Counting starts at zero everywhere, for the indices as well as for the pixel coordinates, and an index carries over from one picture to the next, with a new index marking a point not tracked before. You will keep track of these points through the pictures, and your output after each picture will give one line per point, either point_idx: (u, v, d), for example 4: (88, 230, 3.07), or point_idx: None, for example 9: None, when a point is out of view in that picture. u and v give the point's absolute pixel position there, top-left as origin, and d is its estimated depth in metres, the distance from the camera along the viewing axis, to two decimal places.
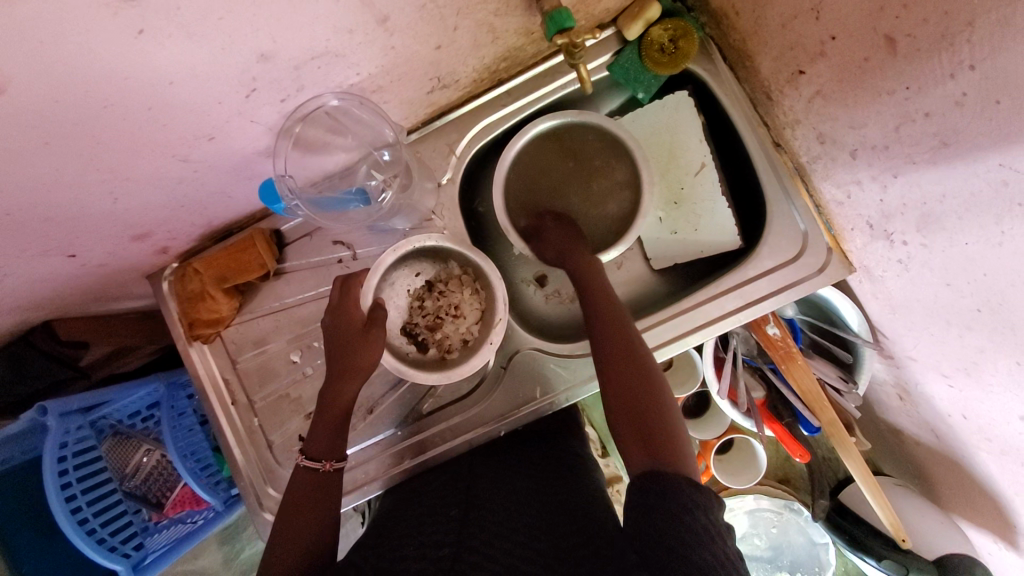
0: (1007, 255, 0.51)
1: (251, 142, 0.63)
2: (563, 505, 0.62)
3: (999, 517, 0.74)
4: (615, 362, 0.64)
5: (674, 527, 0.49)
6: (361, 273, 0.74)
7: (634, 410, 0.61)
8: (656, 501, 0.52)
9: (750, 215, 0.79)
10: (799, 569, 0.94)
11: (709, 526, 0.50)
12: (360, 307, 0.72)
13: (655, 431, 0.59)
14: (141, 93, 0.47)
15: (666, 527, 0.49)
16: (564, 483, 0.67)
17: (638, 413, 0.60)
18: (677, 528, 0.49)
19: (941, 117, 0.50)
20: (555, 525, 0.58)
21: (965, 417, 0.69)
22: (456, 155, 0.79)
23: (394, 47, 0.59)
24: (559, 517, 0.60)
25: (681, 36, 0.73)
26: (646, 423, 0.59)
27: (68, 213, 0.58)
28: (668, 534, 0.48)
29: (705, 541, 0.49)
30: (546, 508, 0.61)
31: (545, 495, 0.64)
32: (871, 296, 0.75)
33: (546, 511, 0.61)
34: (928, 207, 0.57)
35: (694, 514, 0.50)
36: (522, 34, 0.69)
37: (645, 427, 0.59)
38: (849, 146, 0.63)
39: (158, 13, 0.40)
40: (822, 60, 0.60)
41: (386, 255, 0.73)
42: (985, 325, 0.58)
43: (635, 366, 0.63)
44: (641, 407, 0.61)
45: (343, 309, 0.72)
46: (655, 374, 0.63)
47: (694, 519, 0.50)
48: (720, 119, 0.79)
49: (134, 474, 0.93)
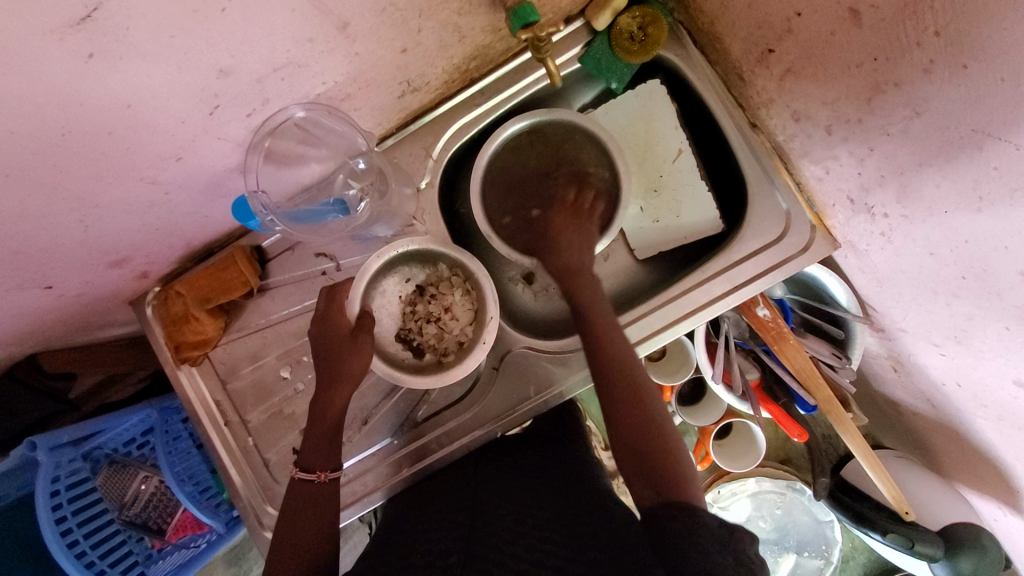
0: (987, 220, 0.50)
1: (221, 160, 0.62)
2: (577, 514, 0.60)
3: (1000, 481, 0.74)
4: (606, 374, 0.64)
5: (699, 558, 0.48)
6: (346, 282, 0.73)
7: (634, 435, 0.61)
8: (676, 539, 0.50)
9: (731, 198, 0.79)
10: (806, 548, 0.95)
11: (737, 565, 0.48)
12: (346, 313, 0.71)
13: (661, 463, 0.59)
14: (100, 117, 0.46)
15: (694, 559, 0.48)
16: (571, 488, 0.66)
17: (646, 449, 0.60)
18: (705, 564, 0.47)
19: (911, 87, 0.50)
20: (571, 534, 0.56)
21: (959, 385, 0.69)
22: (433, 158, 0.78)
23: (358, 54, 0.58)
24: (573, 527, 0.57)
25: (649, 23, 0.73)
26: (654, 456, 0.59)
27: (38, 246, 0.57)
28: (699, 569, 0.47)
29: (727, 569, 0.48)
30: (555, 514, 0.60)
31: (555, 501, 0.62)
32: (858, 270, 0.75)
33: (552, 513, 0.60)
34: (906, 177, 0.57)
35: (725, 554, 0.48)
36: (489, 31, 0.68)
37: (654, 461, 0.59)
38: (823, 122, 0.63)
39: (107, 37, 0.39)
40: (790, 38, 0.59)
41: (370, 262, 0.72)
42: (971, 291, 0.58)
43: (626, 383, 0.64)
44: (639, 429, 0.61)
45: (329, 317, 0.71)
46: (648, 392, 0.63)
47: (722, 557, 0.48)
48: (695, 104, 0.79)
49: (134, 503, 0.92)
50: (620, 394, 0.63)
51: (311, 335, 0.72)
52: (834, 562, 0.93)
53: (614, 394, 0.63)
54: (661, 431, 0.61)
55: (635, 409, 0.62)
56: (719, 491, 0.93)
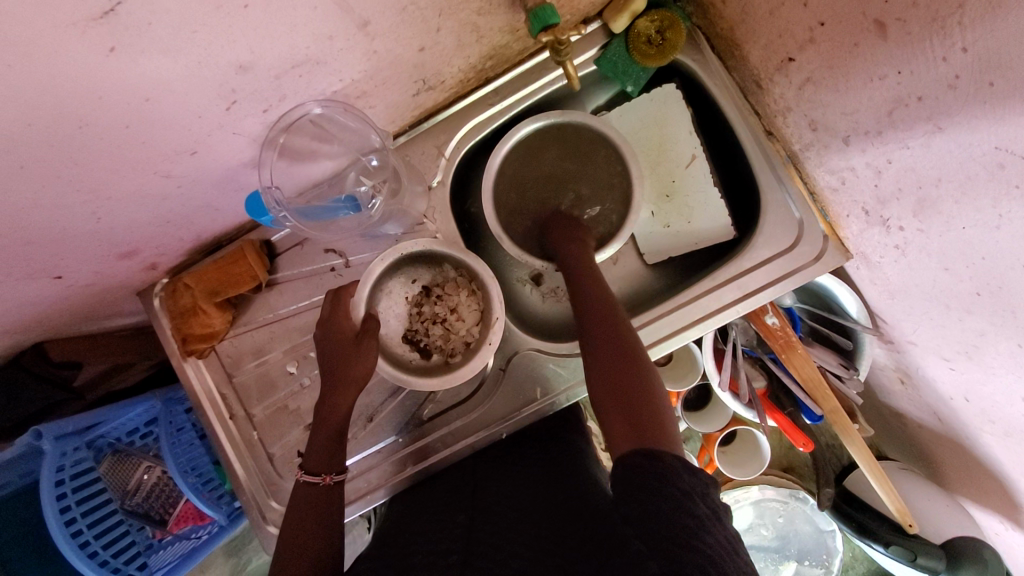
0: (1005, 237, 0.50)
1: (235, 154, 0.62)
2: (572, 506, 0.58)
3: (1005, 497, 0.74)
4: (596, 330, 0.65)
5: (675, 511, 0.46)
6: (351, 285, 0.73)
7: (620, 384, 0.60)
8: (646, 497, 0.48)
9: (743, 205, 0.78)
10: (807, 556, 0.95)
11: (708, 514, 0.48)
12: (350, 317, 0.71)
13: (641, 413, 0.57)
14: (117, 111, 0.46)
15: (671, 513, 0.46)
16: (568, 480, 0.64)
17: (626, 401, 0.59)
18: (673, 513, 0.46)
19: (934, 101, 0.49)
20: (567, 530, 0.54)
21: (967, 400, 0.69)
22: (445, 157, 0.78)
23: (376, 52, 0.57)
24: (570, 520, 0.56)
25: (667, 27, 0.72)
26: (634, 406, 0.58)
27: (49, 237, 0.57)
28: (677, 522, 0.45)
29: (704, 527, 0.46)
30: (552, 510, 0.58)
31: (552, 497, 0.61)
32: (869, 282, 0.75)
33: (551, 505, 0.59)
34: (924, 191, 0.56)
35: (696, 502, 0.48)
36: (507, 31, 0.67)
37: (633, 411, 0.57)
38: (841, 132, 0.62)
39: (129, 31, 0.39)
40: (812, 47, 0.59)
41: (374, 265, 0.72)
42: (985, 308, 0.58)
43: (616, 338, 0.64)
44: (627, 380, 0.60)
45: (333, 321, 0.71)
46: (638, 348, 0.63)
47: (694, 506, 0.47)
48: (710, 109, 0.78)
49: (136, 492, 0.92)
50: (609, 350, 0.63)
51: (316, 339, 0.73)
52: (834, 571, 0.93)
53: (602, 347, 0.64)
54: (646, 386, 0.60)
55: (621, 360, 0.62)
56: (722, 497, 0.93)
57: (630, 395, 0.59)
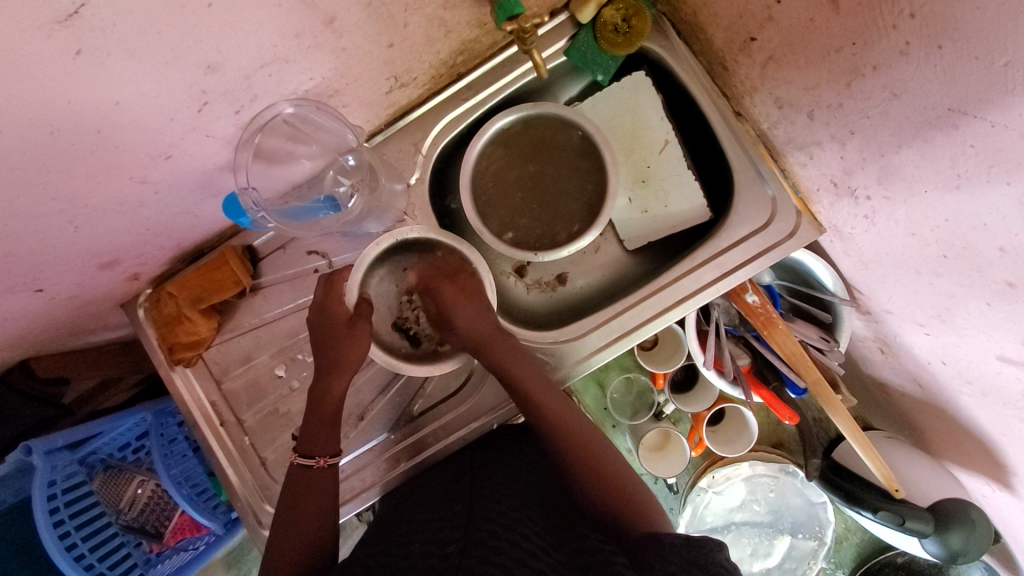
0: (965, 197, 0.52)
1: (210, 158, 0.62)
2: (569, 522, 0.61)
3: (989, 459, 0.76)
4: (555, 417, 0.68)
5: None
6: (345, 269, 0.73)
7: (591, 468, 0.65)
8: (653, 559, 0.52)
9: (718, 188, 0.80)
10: (800, 529, 0.96)
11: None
12: (345, 302, 0.71)
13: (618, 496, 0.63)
14: (87, 116, 0.46)
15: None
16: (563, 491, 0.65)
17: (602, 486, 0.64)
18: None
19: (888, 70, 0.51)
20: (567, 546, 0.56)
21: (944, 363, 0.70)
22: (422, 154, 0.79)
23: (345, 49, 0.58)
24: (567, 534, 0.58)
25: (633, 15, 0.74)
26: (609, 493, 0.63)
27: (28, 247, 0.57)
28: None
29: None
30: (551, 522, 0.61)
31: (550, 508, 0.64)
32: (843, 254, 0.76)
33: (548, 518, 0.61)
34: (887, 160, 0.58)
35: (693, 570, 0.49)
36: (475, 25, 0.69)
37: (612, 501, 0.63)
38: (805, 108, 0.64)
39: (94, 31, 0.40)
40: (771, 25, 0.61)
41: (369, 249, 0.71)
42: (952, 269, 0.60)
43: (572, 426, 0.68)
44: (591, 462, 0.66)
45: (327, 307, 0.71)
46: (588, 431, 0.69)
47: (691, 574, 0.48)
48: (680, 95, 0.80)
49: (130, 508, 0.92)
50: (565, 436, 0.68)
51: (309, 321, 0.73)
52: (828, 541, 0.95)
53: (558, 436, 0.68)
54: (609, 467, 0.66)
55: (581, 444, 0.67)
56: (714, 476, 0.94)
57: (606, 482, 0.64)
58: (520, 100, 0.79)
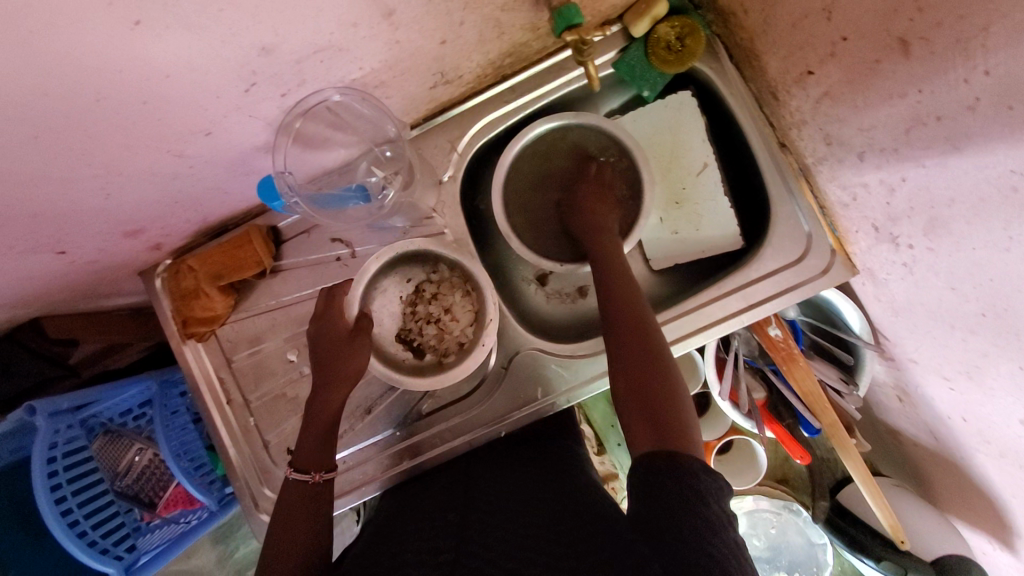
0: (1014, 259, 0.50)
1: (248, 137, 0.61)
2: (567, 507, 0.59)
3: (997, 520, 0.74)
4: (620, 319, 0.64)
5: (685, 513, 0.47)
6: (346, 283, 0.73)
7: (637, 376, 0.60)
8: (655, 486, 0.49)
9: (753, 216, 0.79)
10: (797, 568, 0.94)
11: (720, 515, 0.48)
12: (345, 314, 0.71)
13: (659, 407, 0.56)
14: (132, 86, 0.45)
15: (678, 513, 0.47)
16: (561, 483, 0.65)
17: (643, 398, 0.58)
18: (682, 518, 0.46)
19: (953, 122, 0.50)
20: (564, 530, 0.54)
21: (965, 419, 0.69)
22: (458, 151, 0.77)
23: (398, 42, 0.57)
24: (565, 517, 0.56)
25: (687, 34, 0.72)
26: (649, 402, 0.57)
27: (56, 210, 0.56)
28: (682, 526, 0.46)
29: (724, 544, 0.46)
30: (548, 510, 0.59)
31: (545, 497, 0.61)
32: (874, 298, 0.76)
33: (544, 509, 0.59)
34: (936, 211, 0.57)
35: (704, 503, 0.48)
36: (528, 29, 0.67)
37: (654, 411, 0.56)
38: (856, 148, 0.63)
39: (155, 4, 0.39)
40: (832, 61, 0.59)
41: (370, 262, 0.72)
42: (988, 328, 0.58)
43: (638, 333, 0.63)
44: (641, 367, 0.60)
45: (327, 318, 0.71)
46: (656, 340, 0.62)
47: (704, 508, 0.47)
48: (725, 119, 0.79)
49: (126, 474, 0.91)
50: (623, 337, 0.63)
51: (309, 333, 0.72)
52: None
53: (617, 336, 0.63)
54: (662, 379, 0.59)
55: (639, 346, 0.62)
56: None
57: (651, 391, 0.58)
58: (561, 108, 0.78)
